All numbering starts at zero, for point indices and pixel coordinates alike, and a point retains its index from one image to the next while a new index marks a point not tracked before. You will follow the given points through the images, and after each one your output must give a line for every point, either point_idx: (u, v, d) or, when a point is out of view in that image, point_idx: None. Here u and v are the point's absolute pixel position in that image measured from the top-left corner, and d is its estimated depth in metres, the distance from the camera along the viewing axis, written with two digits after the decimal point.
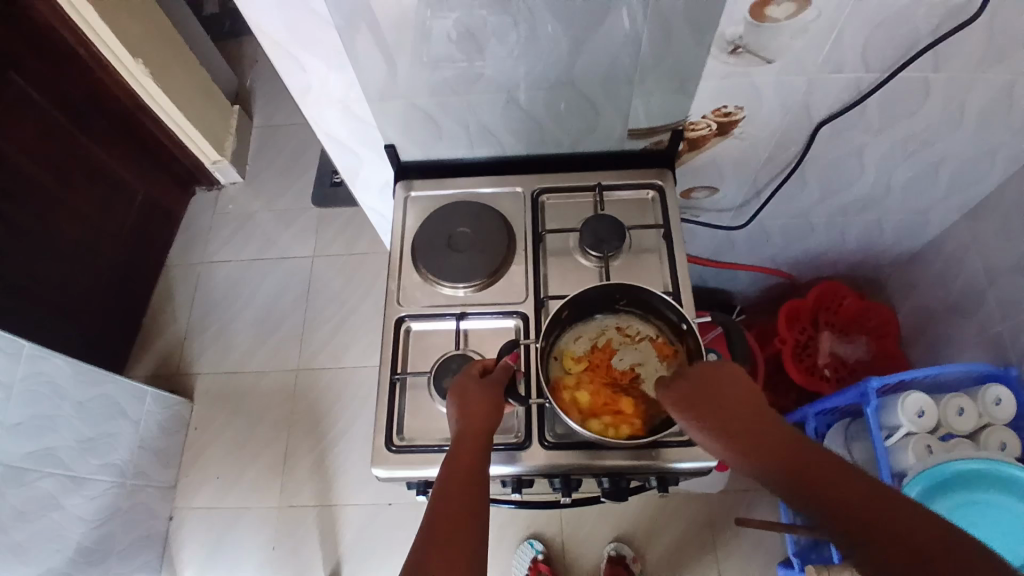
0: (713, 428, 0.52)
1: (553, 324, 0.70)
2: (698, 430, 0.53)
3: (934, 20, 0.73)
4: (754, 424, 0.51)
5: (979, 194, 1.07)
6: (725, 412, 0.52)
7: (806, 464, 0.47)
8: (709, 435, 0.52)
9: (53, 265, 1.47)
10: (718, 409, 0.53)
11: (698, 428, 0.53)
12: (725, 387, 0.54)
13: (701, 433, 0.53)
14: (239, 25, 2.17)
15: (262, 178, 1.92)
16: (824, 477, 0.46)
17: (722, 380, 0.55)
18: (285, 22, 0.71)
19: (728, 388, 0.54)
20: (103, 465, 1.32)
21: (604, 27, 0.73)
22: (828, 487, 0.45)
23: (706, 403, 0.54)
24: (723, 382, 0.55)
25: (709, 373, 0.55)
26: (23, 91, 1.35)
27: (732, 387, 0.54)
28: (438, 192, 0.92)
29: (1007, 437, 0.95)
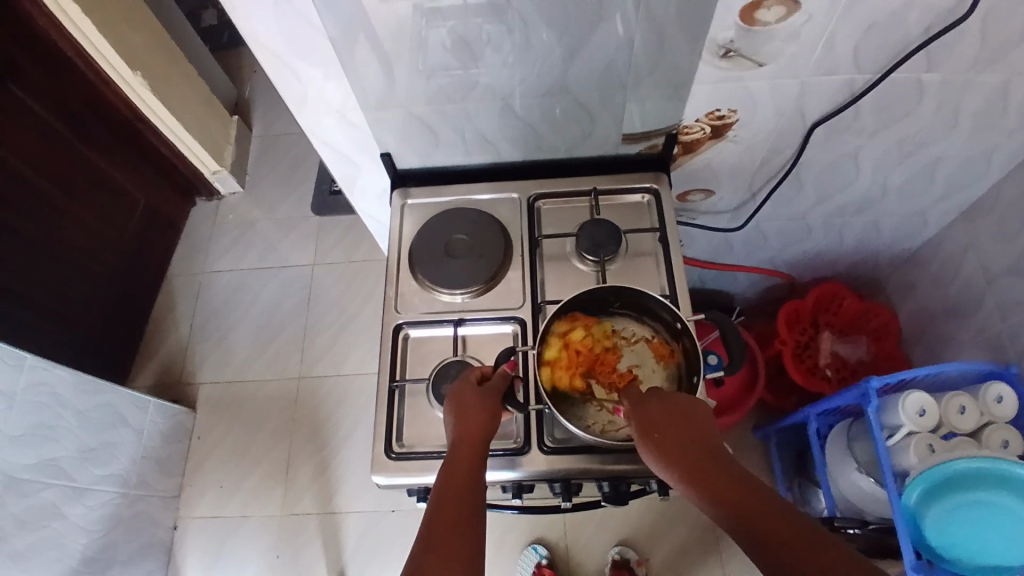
0: (668, 456, 0.55)
1: (552, 328, 0.71)
2: (654, 457, 0.56)
3: (925, 21, 0.73)
4: (704, 454, 0.54)
5: (976, 193, 1.07)
6: (680, 443, 0.55)
7: (748, 502, 0.49)
8: (663, 463, 0.55)
9: (55, 277, 1.47)
10: (674, 436, 0.56)
11: (654, 455, 0.56)
12: (686, 417, 0.57)
13: (656, 460, 0.56)
14: (238, 36, 2.19)
15: (262, 187, 1.93)
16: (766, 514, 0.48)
17: (683, 412, 0.58)
18: (280, 32, 0.72)
19: (689, 420, 0.57)
20: (105, 475, 1.32)
21: (597, 34, 0.73)
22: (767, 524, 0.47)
23: (664, 430, 0.56)
24: (683, 413, 0.58)
25: (672, 403, 0.58)
26: (23, 104, 1.37)
27: (692, 420, 0.57)
28: (435, 199, 0.93)
29: (1010, 435, 0.94)
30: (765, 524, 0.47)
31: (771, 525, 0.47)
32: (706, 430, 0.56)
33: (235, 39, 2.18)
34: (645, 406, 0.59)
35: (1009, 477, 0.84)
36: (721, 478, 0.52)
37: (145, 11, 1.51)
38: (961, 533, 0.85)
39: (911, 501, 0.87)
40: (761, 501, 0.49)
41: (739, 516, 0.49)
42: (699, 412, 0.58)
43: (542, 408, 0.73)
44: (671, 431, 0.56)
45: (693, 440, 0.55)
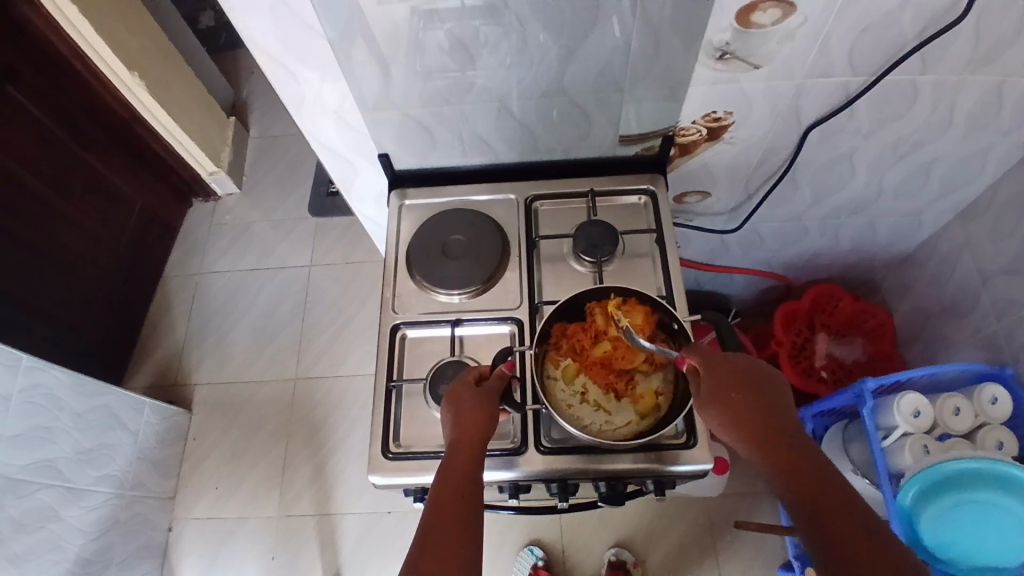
0: (736, 416, 0.57)
1: (549, 326, 0.72)
2: (710, 408, 0.59)
3: (919, 24, 0.74)
4: (773, 423, 0.55)
5: (970, 195, 1.08)
6: (740, 399, 0.58)
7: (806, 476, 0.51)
8: (731, 421, 0.57)
9: (51, 278, 1.47)
10: (748, 399, 0.57)
11: (722, 411, 0.58)
12: (762, 391, 0.58)
13: (723, 417, 0.58)
14: (235, 38, 2.19)
15: (260, 189, 1.93)
16: (812, 480, 0.50)
17: (750, 371, 0.59)
18: (278, 34, 0.72)
19: (752, 379, 0.59)
20: (101, 477, 1.32)
21: (594, 36, 0.74)
22: (809, 489, 0.50)
23: (727, 385, 0.59)
24: (750, 372, 0.60)
25: (741, 362, 0.61)
26: (20, 104, 1.36)
27: (758, 380, 0.59)
28: (432, 200, 0.93)
29: (1005, 436, 0.95)
30: (812, 487, 0.50)
31: (815, 489, 0.49)
32: (772, 392, 0.58)
33: (232, 41, 2.18)
34: (724, 365, 0.60)
35: (1004, 477, 0.85)
36: (773, 438, 0.54)
37: (143, 11, 1.51)
38: (959, 533, 0.85)
39: (908, 500, 0.87)
40: (811, 468, 0.51)
41: (785, 476, 0.52)
42: (769, 374, 0.60)
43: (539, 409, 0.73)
44: (733, 387, 0.59)
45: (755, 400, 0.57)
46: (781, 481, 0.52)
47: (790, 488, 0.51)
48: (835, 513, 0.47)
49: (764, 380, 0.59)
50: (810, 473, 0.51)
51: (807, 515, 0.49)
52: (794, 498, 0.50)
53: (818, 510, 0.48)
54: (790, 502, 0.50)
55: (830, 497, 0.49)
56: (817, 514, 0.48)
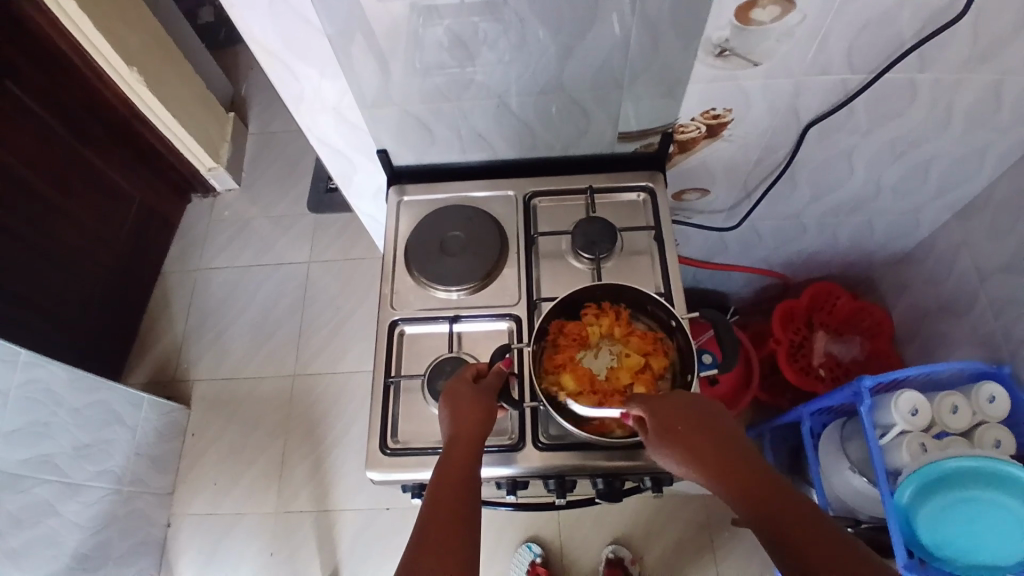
0: (692, 449, 0.57)
1: (546, 323, 0.72)
2: (670, 450, 0.58)
3: (918, 23, 0.74)
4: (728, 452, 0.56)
5: (968, 194, 1.08)
6: (697, 441, 0.57)
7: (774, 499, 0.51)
8: (688, 456, 0.57)
9: (50, 275, 1.47)
10: (699, 432, 0.58)
11: (676, 448, 0.58)
12: (710, 422, 0.59)
13: (679, 453, 0.58)
14: (234, 34, 2.19)
15: (258, 186, 1.93)
16: (787, 507, 0.50)
17: (702, 407, 0.60)
18: (278, 31, 0.72)
19: (702, 416, 0.59)
20: (99, 472, 1.32)
21: (592, 33, 0.73)
22: (785, 519, 0.49)
23: (680, 428, 0.59)
24: (703, 409, 0.60)
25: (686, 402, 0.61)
26: (19, 100, 1.36)
27: (707, 416, 0.59)
28: (430, 197, 0.93)
29: (1002, 435, 0.95)
30: (786, 517, 0.50)
31: (792, 519, 0.49)
32: (725, 428, 0.59)
33: (231, 37, 2.18)
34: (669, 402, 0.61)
35: (1003, 476, 0.85)
36: (740, 474, 0.54)
37: (143, 8, 1.50)
38: (954, 531, 0.85)
39: (904, 498, 0.88)
40: (781, 497, 0.51)
41: (758, 511, 0.51)
42: (716, 409, 0.60)
43: (538, 405, 0.73)
44: (690, 424, 0.59)
45: (712, 437, 0.58)
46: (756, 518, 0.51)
47: (766, 523, 0.50)
48: (816, 541, 0.47)
49: (712, 417, 0.60)
50: (781, 501, 0.51)
51: (789, 547, 0.48)
52: (772, 532, 0.49)
53: (800, 539, 0.48)
54: (768, 538, 0.50)
55: (808, 522, 0.49)
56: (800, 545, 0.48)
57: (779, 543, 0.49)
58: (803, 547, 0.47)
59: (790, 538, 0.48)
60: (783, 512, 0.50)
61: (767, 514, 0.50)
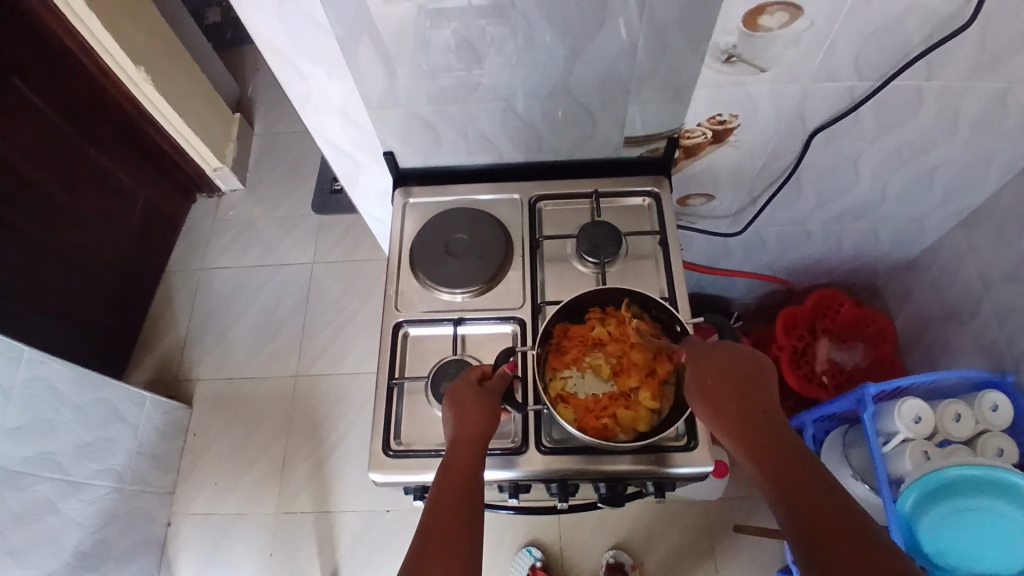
0: (725, 414, 0.57)
1: (550, 328, 0.72)
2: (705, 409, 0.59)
3: (925, 30, 0.74)
4: (763, 421, 0.56)
5: (973, 202, 1.08)
6: (738, 404, 0.57)
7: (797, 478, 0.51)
8: (720, 419, 0.58)
9: (53, 272, 1.47)
10: (736, 398, 0.58)
11: (710, 409, 0.59)
12: (751, 389, 0.58)
13: (713, 414, 0.58)
14: (241, 35, 2.20)
15: (263, 186, 1.93)
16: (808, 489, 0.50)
17: (749, 372, 0.59)
18: (287, 31, 0.72)
19: (749, 380, 0.59)
20: (101, 470, 1.32)
21: (600, 37, 0.74)
22: (806, 502, 0.50)
23: (723, 387, 0.59)
24: (749, 373, 0.59)
25: (739, 360, 0.60)
26: (25, 97, 1.37)
27: (750, 381, 0.58)
28: (436, 199, 0.93)
29: (1005, 443, 0.95)
30: (808, 498, 0.50)
31: (814, 502, 0.49)
32: (770, 396, 0.58)
33: (238, 37, 2.19)
34: (711, 362, 0.61)
35: (1003, 482, 0.85)
36: (769, 446, 0.54)
37: (152, 9, 1.51)
38: (954, 538, 0.85)
39: (907, 506, 0.87)
40: (810, 481, 0.51)
41: (779, 486, 0.51)
42: (766, 375, 0.59)
43: (541, 408, 0.73)
44: (729, 389, 0.58)
45: (754, 403, 0.57)
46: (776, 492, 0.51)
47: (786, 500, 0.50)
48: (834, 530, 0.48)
49: (758, 380, 0.59)
50: (807, 483, 0.51)
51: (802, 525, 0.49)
52: (790, 511, 0.50)
53: (815, 522, 0.48)
54: (785, 510, 0.50)
55: (828, 511, 0.49)
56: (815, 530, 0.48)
57: (794, 520, 0.49)
58: (820, 531, 0.48)
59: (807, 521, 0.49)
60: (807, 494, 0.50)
61: (788, 492, 0.51)
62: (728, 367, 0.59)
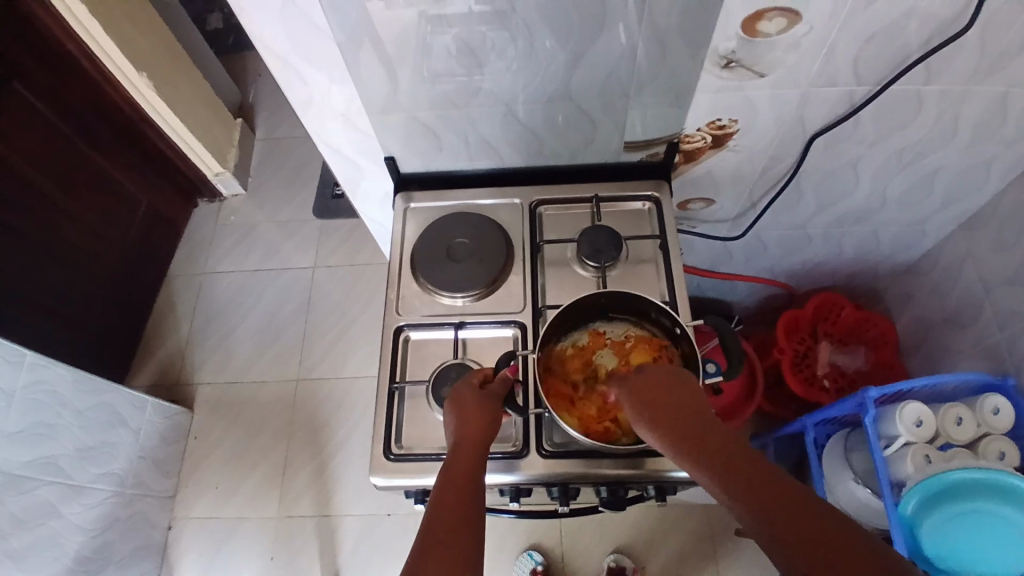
0: (670, 431, 0.54)
1: (551, 332, 0.72)
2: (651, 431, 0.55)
3: (924, 34, 0.74)
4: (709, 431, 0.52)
5: (974, 205, 1.08)
6: (679, 419, 0.54)
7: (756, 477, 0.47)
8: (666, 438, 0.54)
9: (55, 276, 1.48)
10: (677, 415, 0.54)
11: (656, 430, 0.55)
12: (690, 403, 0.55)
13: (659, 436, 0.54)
14: (243, 40, 2.21)
15: (264, 191, 1.94)
16: (767, 488, 0.46)
17: (684, 390, 0.57)
18: (290, 36, 0.72)
19: (680, 394, 0.56)
20: (102, 474, 1.32)
21: (600, 42, 0.74)
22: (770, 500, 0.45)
23: (661, 406, 0.56)
24: (686, 391, 0.57)
25: (667, 377, 0.58)
26: (28, 102, 1.37)
27: (687, 397, 0.56)
28: (437, 203, 0.93)
29: (1006, 447, 0.95)
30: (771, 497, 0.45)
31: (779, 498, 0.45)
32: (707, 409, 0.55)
33: (241, 43, 2.20)
34: (646, 381, 0.58)
35: (1004, 485, 0.85)
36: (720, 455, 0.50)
37: (154, 15, 1.52)
38: (954, 543, 0.85)
39: (908, 510, 0.87)
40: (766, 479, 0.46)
41: (737, 494, 0.47)
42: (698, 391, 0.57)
43: (542, 412, 0.73)
44: (668, 405, 0.55)
45: (693, 416, 0.54)
46: (738, 500, 0.46)
47: (750, 506, 0.46)
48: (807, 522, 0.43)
49: (691, 394, 0.56)
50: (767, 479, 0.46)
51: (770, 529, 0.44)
52: (757, 517, 0.45)
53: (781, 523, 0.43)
54: (752, 520, 0.45)
55: (795, 502, 0.44)
56: (786, 528, 0.43)
57: (763, 524, 0.44)
58: (787, 531, 0.43)
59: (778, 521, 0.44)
60: (768, 491, 0.45)
61: (750, 494, 0.46)
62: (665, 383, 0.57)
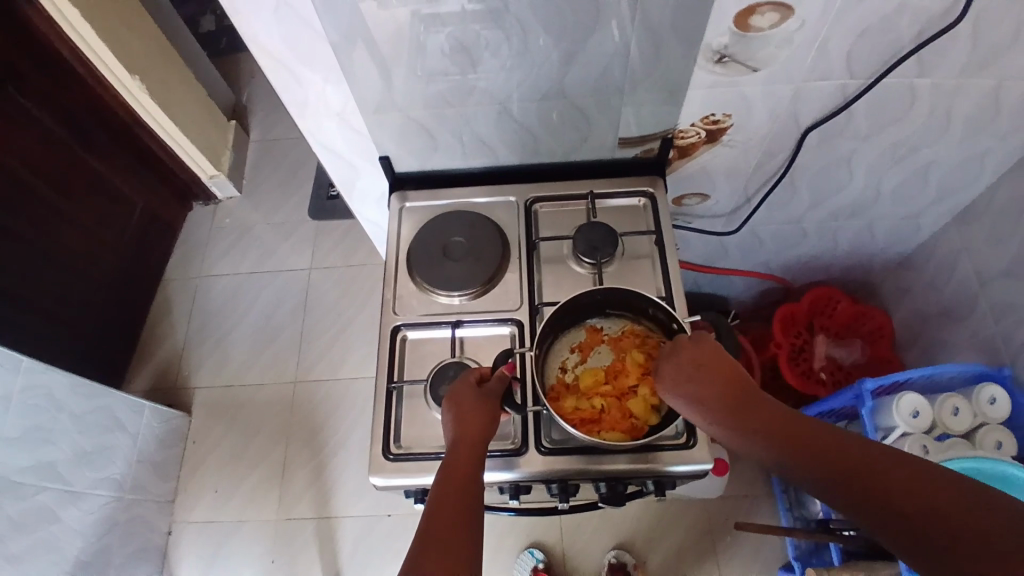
0: (721, 412, 0.58)
1: (547, 329, 0.72)
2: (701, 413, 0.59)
3: (916, 28, 0.74)
4: (758, 405, 0.56)
5: (968, 197, 1.09)
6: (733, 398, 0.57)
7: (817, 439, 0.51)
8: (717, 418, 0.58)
9: (51, 281, 1.47)
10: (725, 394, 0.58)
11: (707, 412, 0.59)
12: (732, 378, 0.59)
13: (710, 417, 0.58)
14: (236, 42, 2.20)
15: (259, 193, 1.93)
16: (832, 446, 0.50)
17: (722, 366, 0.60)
18: (282, 37, 0.72)
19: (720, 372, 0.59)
20: (100, 479, 1.32)
21: (594, 40, 0.74)
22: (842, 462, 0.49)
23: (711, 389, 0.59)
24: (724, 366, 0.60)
25: (708, 351, 0.61)
26: (22, 107, 1.37)
27: (728, 373, 0.59)
28: (432, 202, 0.93)
29: (1004, 437, 0.96)
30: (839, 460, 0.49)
31: (851, 460, 0.49)
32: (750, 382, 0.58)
33: (234, 45, 2.19)
34: (676, 360, 0.62)
35: (1004, 477, 0.86)
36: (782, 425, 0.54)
37: (145, 18, 1.51)
38: None
39: None
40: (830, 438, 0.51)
41: (807, 461, 0.51)
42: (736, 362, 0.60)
43: (540, 410, 0.73)
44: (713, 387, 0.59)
45: (743, 393, 0.58)
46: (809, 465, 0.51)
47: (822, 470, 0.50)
48: (882, 476, 0.47)
49: (734, 369, 0.60)
50: (834, 439, 0.50)
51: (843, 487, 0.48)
52: (832, 481, 0.49)
53: (854, 480, 0.48)
54: (825, 478, 0.50)
55: (868, 458, 0.48)
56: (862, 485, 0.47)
57: (838, 484, 0.49)
58: (860, 482, 0.47)
59: (854, 484, 0.48)
60: (836, 451, 0.50)
61: (822, 462, 0.50)
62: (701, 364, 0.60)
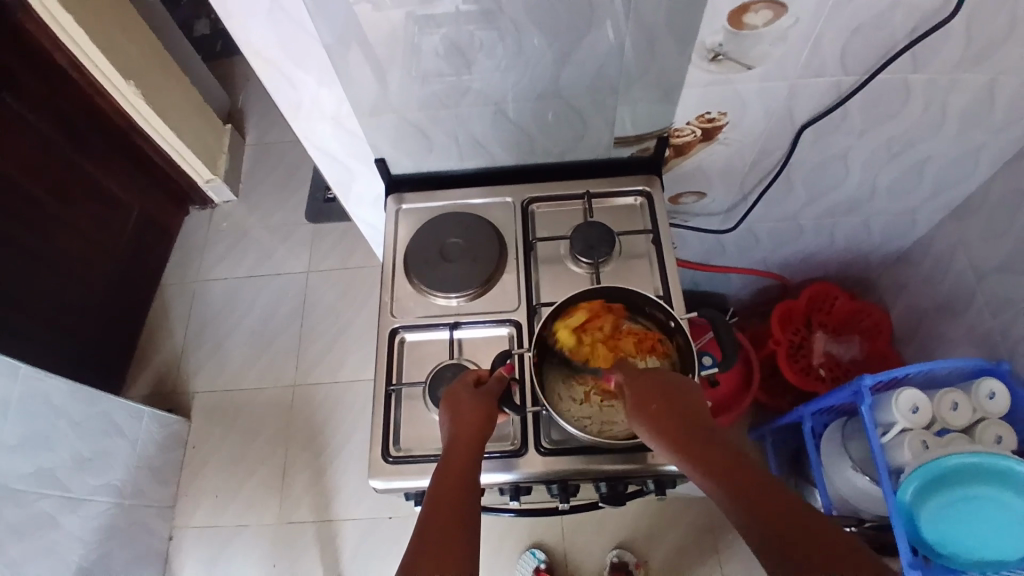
0: (663, 432, 0.57)
1: (567, 311, 0.73)
2: (647, 430, 0.58)
3: (911, 22, 0.74)
4: (698, 434, 0.55)
5: (965, 192, 1.09)
6: (678, 420, 0.57)
7: (743, 477, 0.50)
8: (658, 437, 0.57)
9: (49, 288, 1.47)
10: (673, 416, 0.57)
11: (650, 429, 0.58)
12: (684, 404, 0.58)
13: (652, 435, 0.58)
14: (231, 45, 2.20)
15: (256, 197, 1.93)
16: (754, 487, 0.49)
17: (678, 394, 0.59)
18: (275, 40, 0.72)
19: (675, 397, 0.59)
20: (101, 485, 1.32)
21: (588, 40, 0.74)
22: (775, 512, 0.47)
23: (659, 407, 0.58)
24: (680, 395, 0.59)
25: (670, 381, 0.61)
26: (17, 113, 1.36)
27: (682, 401, 0.59)
28: (428, 204, 0.93)
29: (1003, 431, 0.95)
30: (772, 508, 0.47)
31: (770, 504, 0.48)
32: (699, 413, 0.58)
33: (229, 48, 2.19)
34: (638, 381, 0.62)
35: (1006, 472, 0.85)
36: (729, 463, 0.52)
37: (139, 23, 1.51)
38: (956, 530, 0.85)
39: (907, 496, 0.87)
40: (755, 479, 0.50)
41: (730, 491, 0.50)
42: (692, 392, 0.60)
43: (540, 410, 0.73)
44: (664, 409, 0.58)
45: (690, 419, 0.57)
46: (744, 507, 0.48)
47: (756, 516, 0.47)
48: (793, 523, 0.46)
49: (690, 399, 0.59)
50: (759, 483, 0.50)
51: (758, 525, 0.47)
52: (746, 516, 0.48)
53: (770, 520, 0.47)
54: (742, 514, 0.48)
55: (784, 506, 0.47)
56: (772, 525, 0.46)
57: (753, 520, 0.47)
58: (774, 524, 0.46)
59: (767, 523, 0.47)
60: (756, 491, 0.49)
61: (743, 496, 0.49)
62: (661, 387, 0.60)
